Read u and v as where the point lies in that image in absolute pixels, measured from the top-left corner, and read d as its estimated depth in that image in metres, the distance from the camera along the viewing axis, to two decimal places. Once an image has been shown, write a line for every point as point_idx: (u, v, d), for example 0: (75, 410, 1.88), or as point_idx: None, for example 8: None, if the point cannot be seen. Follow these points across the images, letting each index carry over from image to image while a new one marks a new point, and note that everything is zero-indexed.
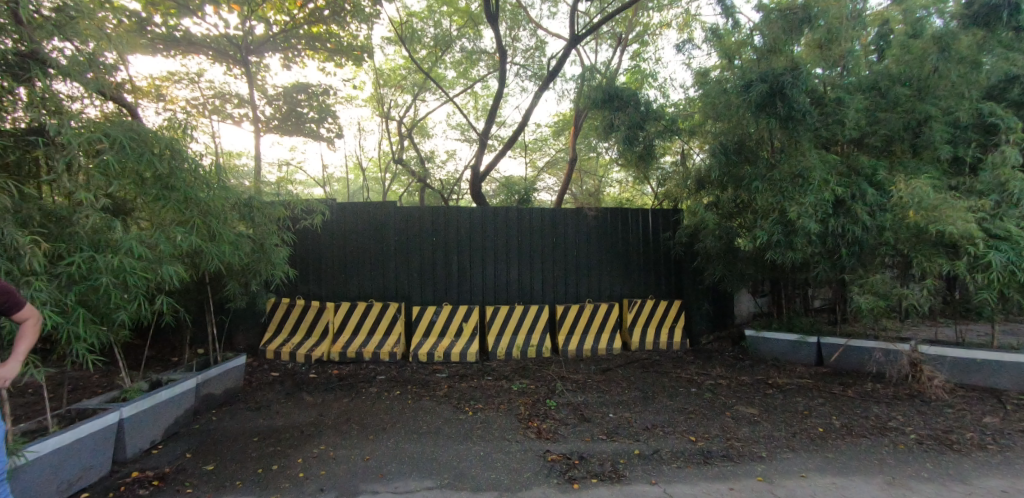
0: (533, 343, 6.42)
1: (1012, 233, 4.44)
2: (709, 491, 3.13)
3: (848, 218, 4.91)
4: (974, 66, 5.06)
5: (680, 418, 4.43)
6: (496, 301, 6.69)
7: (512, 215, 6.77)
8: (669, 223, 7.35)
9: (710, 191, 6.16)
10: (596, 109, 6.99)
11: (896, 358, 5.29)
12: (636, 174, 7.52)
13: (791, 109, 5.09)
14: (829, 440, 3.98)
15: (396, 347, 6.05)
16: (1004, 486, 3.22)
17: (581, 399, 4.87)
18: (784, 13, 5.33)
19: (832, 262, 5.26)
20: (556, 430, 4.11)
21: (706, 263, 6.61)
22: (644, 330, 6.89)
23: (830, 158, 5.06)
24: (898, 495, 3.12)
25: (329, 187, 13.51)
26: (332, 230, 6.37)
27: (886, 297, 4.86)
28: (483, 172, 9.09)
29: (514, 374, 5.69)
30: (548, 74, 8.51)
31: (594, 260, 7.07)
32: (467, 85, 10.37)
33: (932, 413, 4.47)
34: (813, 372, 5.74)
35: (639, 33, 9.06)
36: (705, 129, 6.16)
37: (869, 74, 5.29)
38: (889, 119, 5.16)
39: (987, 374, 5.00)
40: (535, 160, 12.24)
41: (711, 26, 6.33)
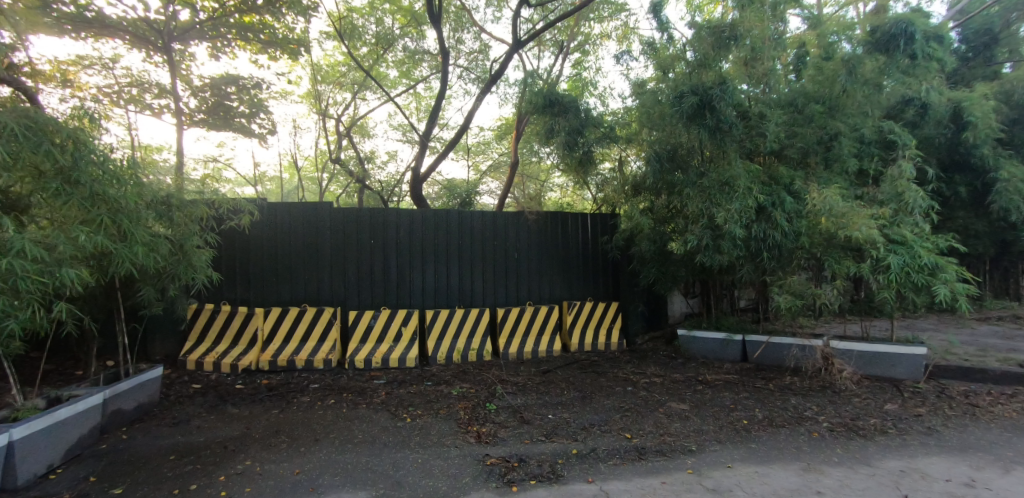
0: (474, 346, 6.40)
1: (907, 239, 4.94)
2: (643, 486, 3.23)
3: (769, 224, 5.26)
4: (876, 88, 5.59)
5: (616, 416, 4.56)
6: (437, 305, 6.60)
7: (453, 218, 6.71)
8: (606, 227, 7.58)
9: (646, 197, 6.41)
10: (538, 115, 7.08)
11: (811, 353, 5.73)
12: (576, 179, 7.68)
13: (719, 121, 5.38)
14: (752, 431, 4.24)
15: (331, 354, 5.82)
16: (901, 466, 3.56)
17: (521, 402, 4.89)
18: (714, 31, 5.63)
19: (755, 265, 5.62)
20: (495, 434, 4.10)
21: (641, 265, 6.85)
22: (583, 332, 7.04)
23: (754, 168, 5.40)
24: (812, 479, 3.37)
25: (261, 186, 12.81)
26: (262, 232, 6.03)
27: (802, 297, 5.26)
28: (426, 173, 8.95)
29: (455, 378, 5.62)
30: (491, 77, 8.52)
31: (535, 263, 7.16)
32: (410, 85, 10.17)
33: (842, 403, 4.87)
34: (739, 368, 6.09)
35: (581, 42, 9.26)
36: (641, 137, 6.40)
37: (788, 92, 5.71)
38: (805, 133, 5.57)
39: (888, 366, 5.53)
40: (479, 163, 12.20)
41: (648, 39, 6.58)
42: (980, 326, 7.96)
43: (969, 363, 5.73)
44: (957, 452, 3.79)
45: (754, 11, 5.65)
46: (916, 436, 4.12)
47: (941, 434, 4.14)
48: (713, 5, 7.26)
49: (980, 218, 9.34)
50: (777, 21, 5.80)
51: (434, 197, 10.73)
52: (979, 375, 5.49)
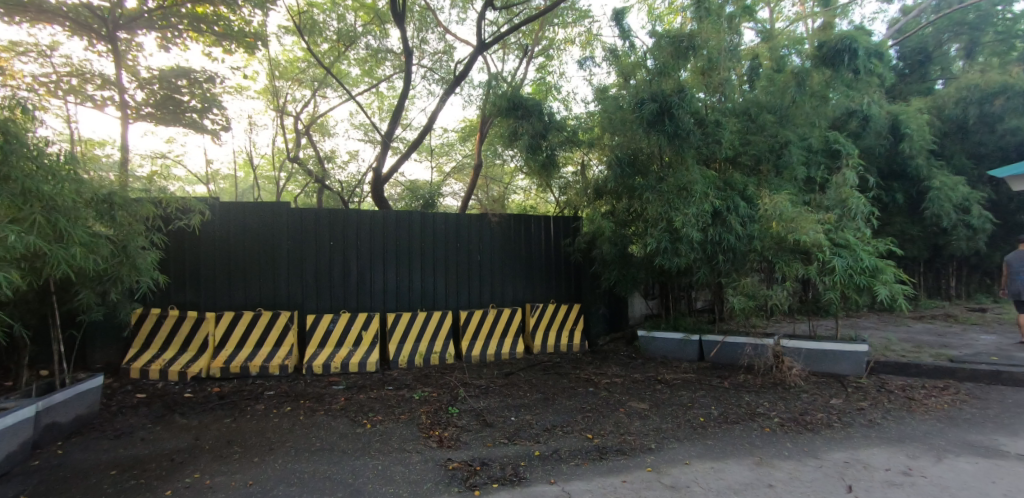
0: (436, 349, 6.35)
1: (850, 243, 5.23)
2: (604, 485, 3.28)
3: (724, 228, 5.46)
4: (823, 100, 5.89)
5: (578, 417, 4.62)
6: (398, 308, 6.50)
7: (415, 220, 6.63)
8: (568, 230, 7.68)
9: (607, 200, 6.53)
10: (502, 117, 7.09)
11: (763, 351, 5.98)
12: (539, 182, 7.74)
13: (677, 128, 5.53)
14: (708, 428, 4.37)
15: (288, 360, 5.63)
16: (844, 458, 3.76)
17: (483, 404, 4.88)
18: (673, 40, 5.79)
19: (710, 267, 5.81)
20: (458, 438, 4.07)
21: (603, 268, 6.97)
22: (545, 334, 7.11)
23: (710, 174, 5.59)
24: (764, 472, 3.51)
25: (213, 185, 12.27)
26: (213, 232, 5.77)
27: (754, 297, 5.48)
28: (388, 174, 8.81)
29: (417, 382, 5.55)
30: (455, 79, 8.48)
31: (498, 265, 7.17)
32: (372, 84, 10.00)
33: (791, 399, 5.10)
34: (696, 367, 6.29)
35: (545, 47, 9.34)
36: (603, 142, 6.52)
37: (742, 101, 5.93)
38: (758, 141, 5.82)
39: (833, 362, 5.82)
40: (442, 165, 12.10)
41: (610, 46, 6.71)
42: (915, 324, 8.51)
43: (905, 359, 6.11)
44: (895, 443, 4.03)
45: (710, 23, 5.84)
46: (858, 428, 4.36)
47: (881, 427, 4.39)
48: (672, 15, 7.48)
49: (915, 223, 10.00)
50: (732, 33, 5.99)
51: (397, 197, 10.57)
52: (914, 369, 5.86)
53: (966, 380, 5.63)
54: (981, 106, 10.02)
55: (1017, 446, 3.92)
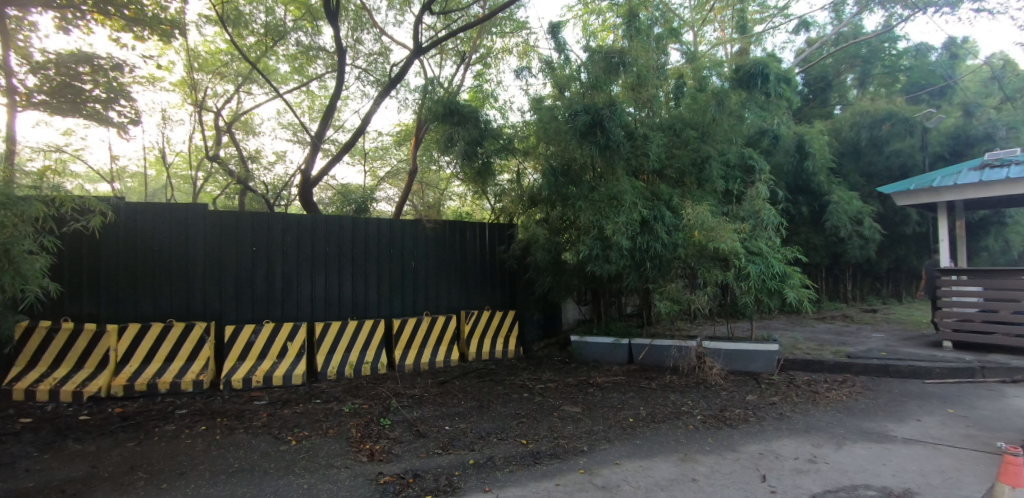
0: (368, 359, 6.18)
1: (762, 251, 5.67)
2: (538, 490, 3.32)
3: (651, 236, 5.71)
4: (739, 119, 6.33)
5: (513, 423, 4.65)
6: (327, 317, 6.23)
7: (346, 225, 6.40)
8: (504, 237, 7.79)
9: (542, 208, 6.66)
10: (438, 123, 7.04)
11: (687, 353, 6.33)
12: (475, 189, 7.73)
13: (608, 139, 5.73)
14: (637, 428, 4.56)
15: (203, 375, 5.24)
16: (759, 450, 4.05)
17: (417, 414, 4.79)
18: (605, 56, 6.02)
19: (639, 274, 6.07)
20: (390, 450, 3.96)
21: (537, 274, 7.10)
22: (480, 342, 7.17)
23: (638, 185, 5.85)
24: (688, 468, 3.70)
25: (117, 183, 11.18)
26: (116, 236, 5.25)
27: (679, 302, 5.81)
28: (318, 177, 8.45)
29: (347, 395, 5.35)
30: (390, 81, 8.32)
31: (433, 272, 7.12)
32: (302, 82, 9.57)
33: (712, 397, 5.43)
34: (626, 369, 6.53)
35: (483, 55, 9.39)
36: (538, 151, 6.67)
37: (668, 117, 6.29)
38: (681, 155, 6.18)
39: (749, 361, 6.27)
40: (376, 169, 11.78)
41: (546, 58, 6.88)
42: (818, 324, 9.35)
43: (810, 356, 6.70)
44: (802, 433, 4.41)
45: (640, 42, 6.15)
46: (771, 422, 4.71)
47: (790, 419, 4.78)
48: (605, 32, 7.79)
49: (818, 233, 11.02)
50: (660, 52, 6.34)
51: (327, 202, 10.14)
52: (817, 365, 6.44)
53: (861, 374, 6.26)
54: (871, 130, 11.25)
55: (902, 431, 4.42)
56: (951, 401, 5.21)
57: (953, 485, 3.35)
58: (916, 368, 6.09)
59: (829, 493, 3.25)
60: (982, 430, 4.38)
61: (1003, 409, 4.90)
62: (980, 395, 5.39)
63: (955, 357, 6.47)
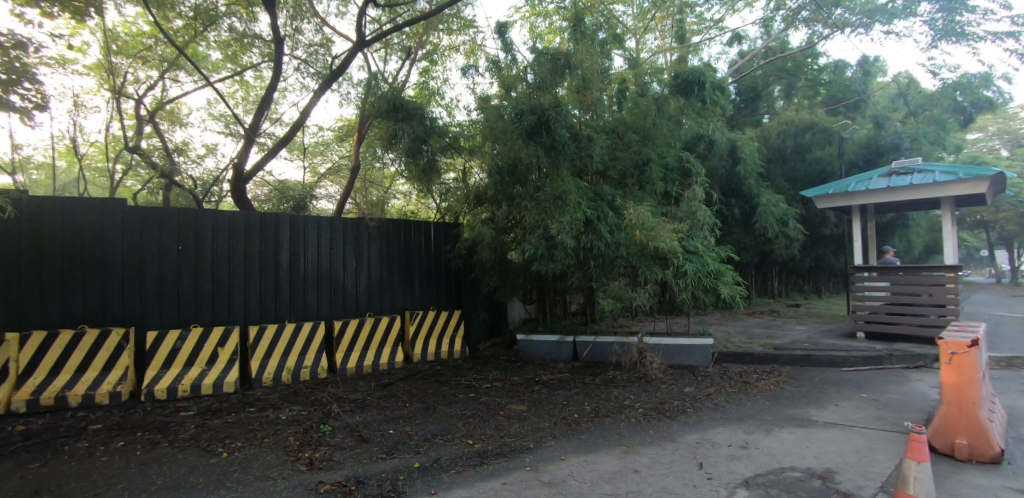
0: (307, 364, 5.96)
1: (698, 250, 5.95)
2: (485, 490, 3.30)
3: (595, 235, 5.85)
4: (677, 124, 6.58)
5: (458, 424, 4.61)
6: (263, 320, 5.91)
7: (283, 224, 6.11)
8: (449, 236, 7.78)
9: (487, 208, 6.65)
10: (382, 119, 6.88)
11: (628, 349, 6.54)
12: (420, 188, 7.61)
13: (554, 140, 5.79)
14: (581, 424, 4.65)
15: (122, 386, 4.85)
16: (696, 439, 4.25)
17: (359, 419, 4.65)
18: (551, 58, 6.10)
19: (583, 272, 6.20)
20: (330, 458, 3.81)
21: (482, 274, 7.10)
22: (425, 342, 7.12)
23: (582, 185, 5.96)
24: (631, 460, 3.82)
25: (19, 175, 10.08)
26: (16, 234, 4.70)
27: (621, 299, 6.00)
28: (252, 172, 8.00)
29: (284, 401, 5.12)
30: (331, 74, 8.01)
31: (376, 272, 6.95)
32: (236, 71, 9.02)
33: (653, 390, 5.64)
34: (570, 366, 6.66)
35: (429, 52, 9.24)
36: (483, 151, 6.67)
37: (611, 120, 6.47)
38: (624, 157, 6.37)
39: (686, 355, 6.57)
40: (317, 165, 11.34)
41: (494, 57, 6.88)
42: (748, 319, 9.93)
43: (741, 348, 7.12)
44: (735, 422, 4.67)
45: (585, 45, 6.26)
46: (706, 412, 4.95)
47: (724, 409, 5.04)
48: (552, 35, 7.88)
49: (748, 233, 11.71)
50: (603, 56, 6.48)
51: (262, 199, 9.62)
52: (748, 357, 6.85)
53: (786, 364, 6.72)
54: (795, 138, 12.08)
55: (823, 416, 4.78)
56: (864, 386, 5.70)
57: (867, 462, 3.66)
58: (834, 357, 6.61)
59: (759, 477, 3.46)
60: (891, 412, 4.82)
61: (908, 393, 5.42)
62: (889, 380, 5.93)
63: (868, 346, 7.07)
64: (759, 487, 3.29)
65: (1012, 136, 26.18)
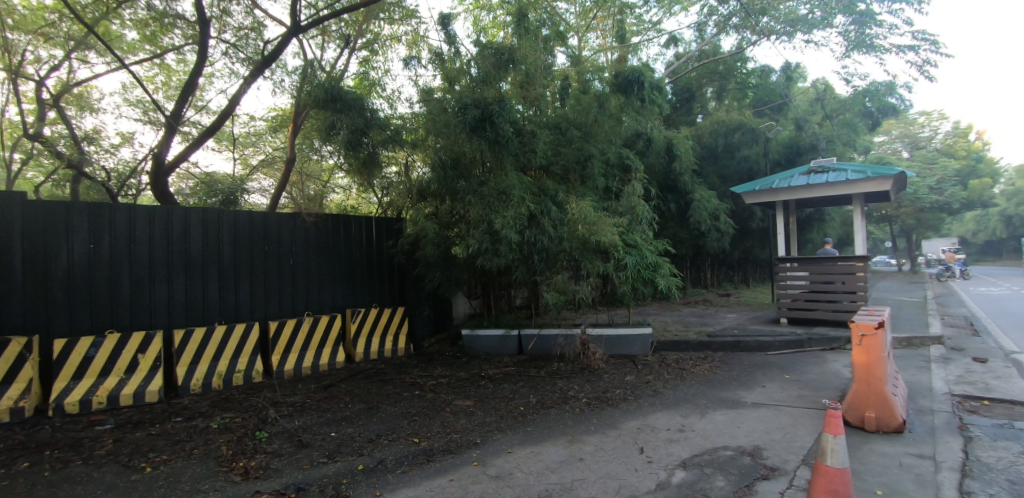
0: (240, 368, 5.66)
1: (638, 243, 6.16)
2: (432, 488, 3.26)
3: (538, 230, 5.91)
4: (618, 121, 6.77)
5: (403, 422, 4.53)
6: (189, 322, 5.52)
7: (210, 218, 5.73)
8: (391, 232, 7.63)
9: (430, 202, 6.57)
10: (319, 109, 6.60)
11: (572, 341, 6.68)
12: (360, 181, 7.38)
13: (497, 134, 5.78)
14: (527, 416, 4.70)
15: (25, 400, 4.38)
16: (637, 425, 4.42)
17: (298, 423, 4.47)
18: (495, 52, 6.09)
19: (527, 267, 6.26)
20: (267, 466, 3.63)
21: (426, 269, 7.00)
22: (367, 341, 6.95)
23: (526, 180, 6.00)
24: (575, 448, 3.92)
25: None
26: None
27: (564, 293, 6.12)
28: (174, 163, 7.45)
29: (215, 409, 4.82)
30: (263, 61, 7.57)
31: (314, 269, 6.69)
32: (155, 53, 8.32)
33: (595, 380, 5.81)
34: (515, 360, 6.72)
35: (369, 41, 8.96)
36: (426, 144, 6.57)
37: (554, 115, 6.54)
38: (566, 153, 6.48)
39: (627, 344, 6.81)
40: (248, 157, 10.71)
41: (437, 49, 6.78)
42: (684, 309, 10.43)
43: (677, 337, 7.46)
44: (672, 406, 4.90)
45: (528, 41, 6.29)
46: (646, 398, 5.16)
47: (662, 395, 5.27)
48: (495, 29, 7.84)
49: (684, 227, 12.28)
50: (547, 53, 6.54)
51: (187, 192, 8.98)
52: (684, 345, 7.19)
53: (718, 350, 7.12)
54: (726, 137, 12.78)
55: (751, 397, 5.11)
56: (786, 368, 6.15)
57: (790, 438, 3.95)
58: (761, 342, 7.08)
59: (695, 457, 3.65)
60: (810, 390, 5.23)
61: (824, 373, 5.89)
62: (808, 361, 6.43)
63: (790, 331, 7.63)
64: (695, 467, 3.47)
65: (912, 139, 29.05)
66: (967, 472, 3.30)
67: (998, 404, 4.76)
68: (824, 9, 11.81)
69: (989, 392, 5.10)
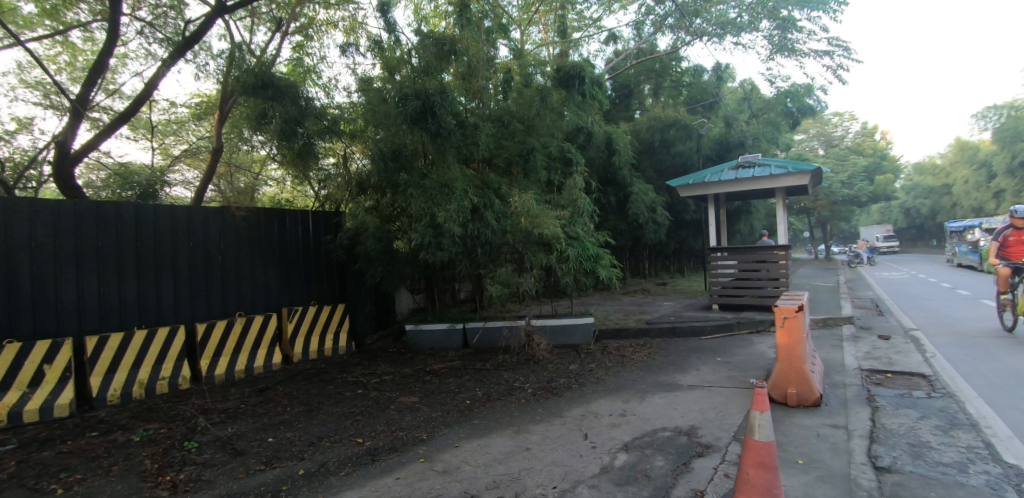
0: (165, 375, 5.28)
1: (579, 236, 6.29)
2: (377, 488, 3.19)
3: (482, 223, 5.89)
4: (559, 115, 6.85)
5: (346, 423, 4.40)
6: (104, 328, 5.05)
7: (126, 213, 5.26)
8: (329, 226, 7.37)
9: (371, 196, 6.38)
10: (248, 96, 6.21)
11: (517, 332, 6.75)
12: (295, 173, 7.04)
13: (439, 127, 5.69)
14: (473, 409, 4.71)
15: None
16: (582, 412, 4.54)
17: (231, 431, 4.23)
18: (436, 42, 5.98)
19: (471, 260, 6.24)
20: (198, 478, 3.41)
21: (367, 265, 6.80)
22: (306, 340, 6.69)
23: (468, 173, 5.97)
24: (522, 438, 3.97)
25: None
26: None
27: (508, 285, 6.17)
28: (80, 152, 6.77)
29: (136, 420, 4.47)
30: (185, 42, 7.01)
31: (246, 267, 6.33)
32: (57, 29, 7.49)
33: (540, 370, 5.91)
34: (461, 354, 6.69)
35: (303, 25, 8.53)
36: (366, 135, 6.37)
37: (496, 108, 6.52)
38: (508, 146, 6.50)
39: (570, 334, 6.97)
40: (169, 146, 9.92)
41: (375, 37, 6.58)
42: (624, 298, 10.81)
43: (618, 325, 7.72)
44: (614, 392, 5.07)
45: (470, 32, 6.21)
46: (590, 386, 5.31)
47: (604, 382, 5.44)
48: (437, 19, 7.69)
49: (623, 219, 12.70)
50: (489, 45, 6.49)
51: (98, 185, 8.19)
52: (624, 333, 7.45)
53: (656, 336, 7.44)
54: (662, 133, 13.32)
55: (686, 380, 5.38)
56: (718, 351, 6.53)
57: (721, 416, 4.21)
58: (694, 327, 7.47)
59: (636, 440, 3.80)
60: (738, 371, 5.59)
61: (751, 354, 6.31)
62: (737, 344, 6.86)
63: (721, 317, 8.09)
64: (636, 450, 3.61)
65: (827, 138, 31.54)
66: (874, 438, 3.65)
67: (898, 376, 5.30)
68: (750, 13, 12.53)
69: (891, 366, 5.66)
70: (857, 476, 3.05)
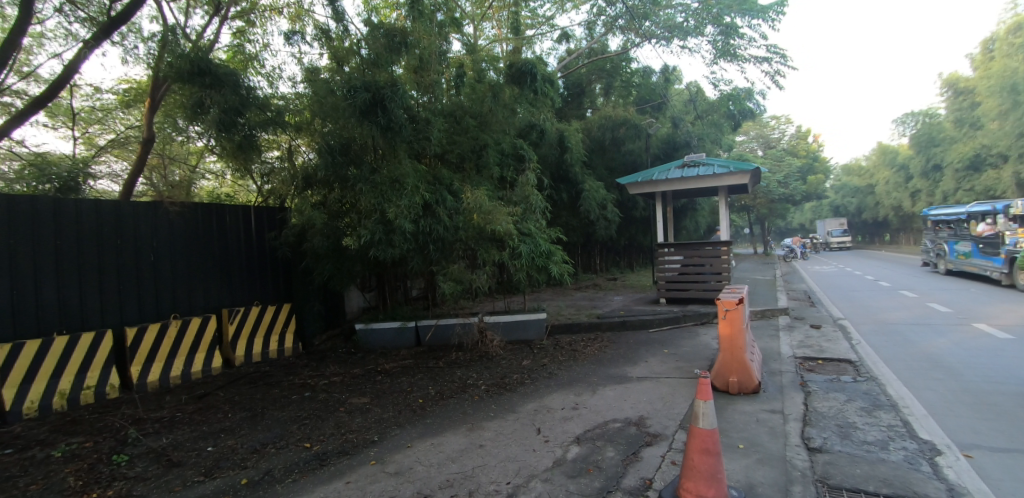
0: (89, 384, 4.89)
1: (532, 232, 6.33)
2: (327, 493, 3.09)
3: (433, 219, 5.83)
4: (512, 112, 6.84)
5: (293, 427, 4.24)
6: (19, 335, 4.60)
7: (43, 208, 4.82)
8: (273, 222, 7.06)
9: (317, 191, 6.15)
10: (182, 83, 5.81)
11: (470, 329, 6.72)
12: (235, 167, 6.71)
13: (389, 120, 5.57)
14: (426, 408, 4.65)
15: None
16: (535, 406, 4.59)
17: (166, 441, 3.97)
18: (386, 33, 5.84)
19: (423, 257, 6.15)
20: (129, 494, 3.18)
21: (314, 262, 6.56)
22: (248, 342, 6.39)
23: (420, 169, 5.87)
24: (476, 435, 3.96)
25: None
26: None
27: (462, 281, 6.12)
28: None
29: (57, 434, 4.11)
30: (110, 22, 6.48)
31: (182, 266, 5.95)
32: None
33: (494, 366, 5.92)
34: (413, 352, 6.60)
35: (244, 10, 8.08)
36: (312, 127, 6.15)
37: (449, 103, 6.40)
38: (461, 141, 6.43)
39: (522, 329, 7.02)
40: (93, 136, 9.18)
41: (322, 25, 6.33)
42: (575, 293, 11.01)
43: (570, 320, 7.86)
44: (567, 386, 5.15)
45: (422, 25, 6.09)
46: (542, 381, 5.37)
47: (557, 376, 5.52)
48: (388, 10, 7.50)
49: (576, 216, 12.91)
50: (441, 39, 6.39)
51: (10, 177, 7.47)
52: (576, 327, 7.59)
53: (607, 330, 7.63)
54: (613, 132, 13.62)
55: (635, 372, 5.55)
56: (665, 343, 6.78)
57: (668, 406, 4.37)
58: (643, 321, 7.71)
59: (587, 432, 3.88)
60: (684, 362, 5.82)
61: (696, 345, 6.59)
62: (683, 336, 7.14)
63: (668, 310, 8.40)
64: (588, 442, 3.68)
65: (765, 139, 33.34)
66: (807, 421, 3.90)
67: (828, 362, 5.68)
68: (696, 18, 13.00)
69: (822, 353, 6.06)
70: (791, 457, 3.24)
